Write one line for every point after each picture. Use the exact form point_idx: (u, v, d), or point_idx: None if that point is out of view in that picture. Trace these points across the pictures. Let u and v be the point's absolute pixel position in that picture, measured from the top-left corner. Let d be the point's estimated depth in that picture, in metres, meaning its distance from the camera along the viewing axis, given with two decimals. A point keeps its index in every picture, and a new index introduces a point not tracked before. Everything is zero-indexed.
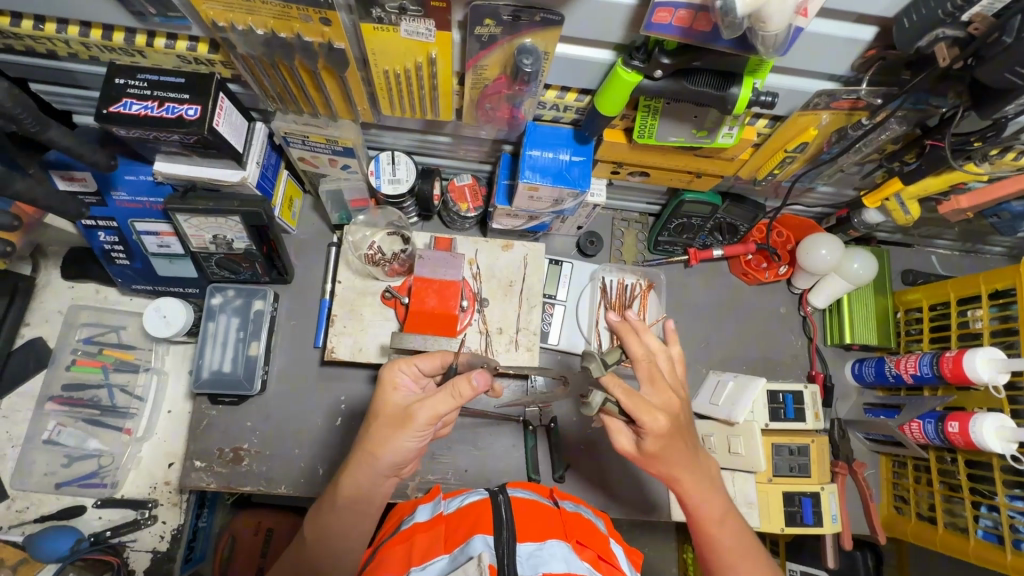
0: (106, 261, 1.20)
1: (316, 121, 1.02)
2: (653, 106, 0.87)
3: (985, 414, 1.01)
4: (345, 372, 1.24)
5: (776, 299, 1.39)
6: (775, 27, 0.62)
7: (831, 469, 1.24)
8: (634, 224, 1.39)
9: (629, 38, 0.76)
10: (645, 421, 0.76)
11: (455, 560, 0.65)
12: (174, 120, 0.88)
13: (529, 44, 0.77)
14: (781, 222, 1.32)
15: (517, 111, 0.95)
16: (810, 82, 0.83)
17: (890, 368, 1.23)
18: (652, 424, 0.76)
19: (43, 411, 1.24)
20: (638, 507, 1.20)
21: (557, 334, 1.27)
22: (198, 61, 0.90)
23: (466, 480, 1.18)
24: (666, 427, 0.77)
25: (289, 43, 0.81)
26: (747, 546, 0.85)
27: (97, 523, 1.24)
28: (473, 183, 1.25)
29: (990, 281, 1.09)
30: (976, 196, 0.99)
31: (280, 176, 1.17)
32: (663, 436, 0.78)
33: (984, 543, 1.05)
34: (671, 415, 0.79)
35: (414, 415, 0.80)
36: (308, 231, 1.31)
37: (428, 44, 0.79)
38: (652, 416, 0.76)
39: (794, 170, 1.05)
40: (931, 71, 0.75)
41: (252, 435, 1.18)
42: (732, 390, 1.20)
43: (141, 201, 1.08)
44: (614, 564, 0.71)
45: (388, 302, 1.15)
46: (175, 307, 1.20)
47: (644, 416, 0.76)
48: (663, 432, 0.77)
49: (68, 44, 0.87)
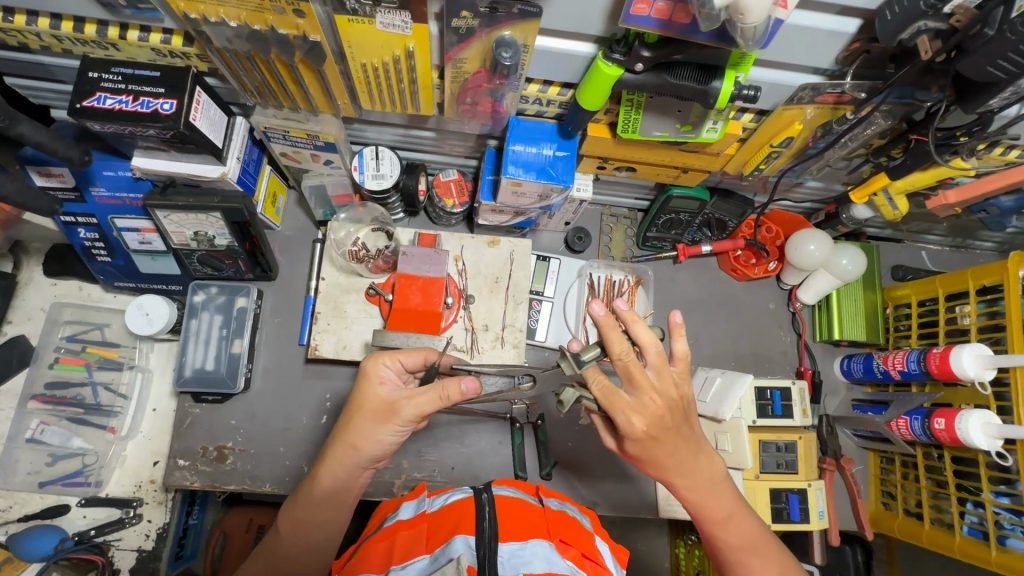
0: (88, 258, 1.19)
1: (296, 116, 1.00)
2: (636, 100, 0.86)
3: (971, 411, 1.00)
4: (330, 370, 1.22)
5: (765, 295, 1.38)
6: (754, 18, 0.61)
7: (819, 465, 1.24)
8: (622, 219, 1.38)
9: (609, 30, 0.75)
10: (618, 420, 0.77)
11: (435, 561, 0.64)
12: (149, 114, 0.86)
13: (508, 37, 0.76)
14: (770, 218, 1.29)
15: (500, 105, 0.94)
16: (795, 75, 0.82)
17: (877, 365, 1.22)
18: (627, 426, 0.77)
19: (25, 409, 1.22)
20: (626, 504, 1.19)
21: (545, 330, 1.27)
22: (173, 53, 0.89)
23: (453, 478, 1.18)
24: (642, 431, 0.77)
25: (264, 36, 0.80)
26: (758, 542, 0.85)
27: (82, 522, 1.21)
28: (458, 178, 1.23)
29: (978, 277, 1.07)
30: (963, 191, 1.00)
31: (262, 171, 1.15)
32: (645, 439, 0.78)
33: (969, 539, 1.05)
34: (651, 419, 0.77)
35: (399, 409, 0.81)
36: (293, 227, 1.30)
37: (406, 36, 0.78)
38: (626, 417, 0.77)
39: (781, 164, 1.04)
40: (915, 64, 0.74)
41: (237, 433, 1.17)
42: (720, 386, 1.17)
43: (121, 197, 1.06)
44: (598, 561, 0.70)
45: (372, 299, 1.13)
46: (157, 305, 1.18)
47: (619, 416, 0.77)
48: (642, 435, 0.78)
49: (40, 36, 0.86)
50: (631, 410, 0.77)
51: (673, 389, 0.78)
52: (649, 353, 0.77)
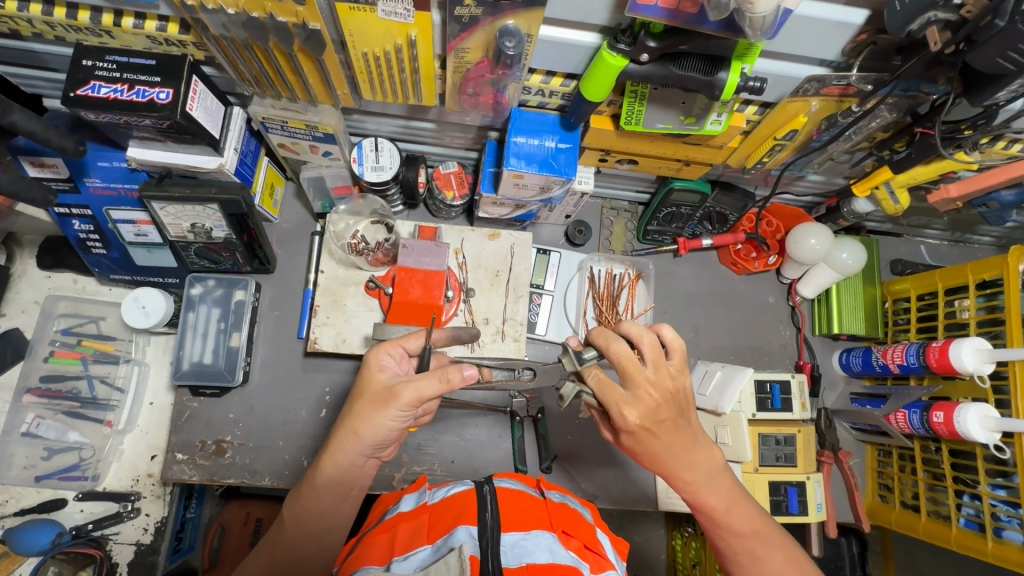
0: (82, 250, 1.17)
1: (295, 106, 0.99)
2: (639, 92, 0.85)
3: (970, 404, 1.00)
4: (329, 363, 1.21)
5: (765, 289, 1.38)
6: (762, 7, 0.60)
7: (818, 458, 1.24)
8: (622, 212, 1.37)
9: (615, 20, 0.74)
10: (612, 412, 0.77)
11: (437, 551, 0.63)
12: (145, 103, 0.85)
13: (511, 26, 0.75)
14: (770, 211, 1.29)
15: (502, 95, 0.93)
16: (800, 67, 0.81)
17: (877, 358, 1.22)
18: (620, 418, 0.77)
19: (20, 404, 1.19)
20: (626, 497, 1.19)
21: (545, 324, 1.26)
22: (169, 42, 0.87)
23: (453, 471, 1.18)
24: (636, 423, 0.77)
25: (263, 24, 0.78)
26: (761, 529, 0.84)
27: (79, 516, 1.20)
28: (459, 170, 1.22)
29: (978, 271, 1.07)
30: (965, 185, 0.97)
31: (260, 162, 1.14)
32: (639, 431, 0.78)
33: (966, 532, 1.05)
34: (645, 411, 0.76)
35: (397, 393, 0.79)
36: (290, 219, 1.29)
37: (407, 24, 0.77)
38: (620, 410, 0.76)
39: (783, 158, 1.04)
40: (922, 56, 0.73)
41: (235, 427, 1.17)
42: (720, 379, 1.16)
43: (116, 187, 1.05)
44: (600, 552, 0.70)
45: (372, 293, 1.13)
46: (153, 297, 1.17)
47: (613, 408, 0.77)
48: (636, 427, 0.77)
49: (31, 23, 0.83)
50: (625, 402, 0.76)
51: (670, 381, 0.78)
52: (643, 346, 0.78)
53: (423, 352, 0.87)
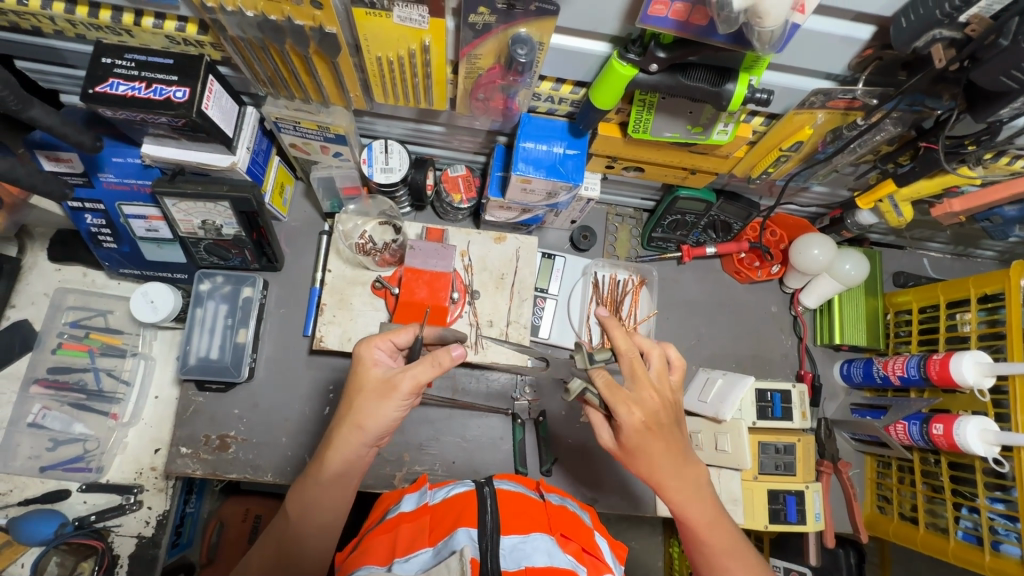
0: (94, 244, 1.19)
1: (307, 107, 1.00)
2: (648, 100, 0.87)
3: (970, 417, 1.01)
4: (334, 362, 1.23)
5: (767, 299, 1.39)
6: (772, 21, 0.62)
7: (817, 467, 1.26)
8: (628, 219, 1.38)
9: (625, 30, 0.76)
10: (619, 411, 0.77)
11: (438, 554, 0.64)
12: (162, 101, 0.87)
13: (523, 35, 0.76)
14: (773, 221, 1.31)
15: (512, 101, 0.94)
16: (807, 81, 0.83)
17: (877, 369, 1.23)
18: (627, 419, 0.77)
19: (28, 394, 1.21)
20: (624, 504, 1.20)
21: (548, 327, 1.27)
22: (186, 41, 0.89)
23: (453, 472, 1.18)
24: (641, 422, 0.78)
25: (278, 26, 0.79)
26: (737, 547, 0.84)
27: (83, 507, 1.21)
28: (467, 174, 1.23)
29: (979, 285, 1.08)
30: (967, 200, 0.98)
31: (271, 161, 1.16)
32: (642, 433, 0.78)
33: (964, 544, 1.06)
34: (649, 413, 0.78)
35: (397, 384, 0.81)
36: (299, 219, 1.31)
37: (422, 30, 0.78)
38: (627, 409, 0.77)
39: (789, 169, 1.05)
40: (927, 72, 0.75)
41: (239, 422, 1.18)
42: (721, 387, 1.18)
43: (129, 184, 1.07)
44: (598, 555, 0.71)
45: (378, 293, 1.14)
46: (162, 291, 1.18)
47: (620, 408, 0.77)
48: (639, 428, 0.78)
49: (53, 20, 0.85)
50: (632, 402, 0.78)
51: (671, 391, 0.82)
52: (653, 356, 0.83)
53: (413, 347, 0.88)
